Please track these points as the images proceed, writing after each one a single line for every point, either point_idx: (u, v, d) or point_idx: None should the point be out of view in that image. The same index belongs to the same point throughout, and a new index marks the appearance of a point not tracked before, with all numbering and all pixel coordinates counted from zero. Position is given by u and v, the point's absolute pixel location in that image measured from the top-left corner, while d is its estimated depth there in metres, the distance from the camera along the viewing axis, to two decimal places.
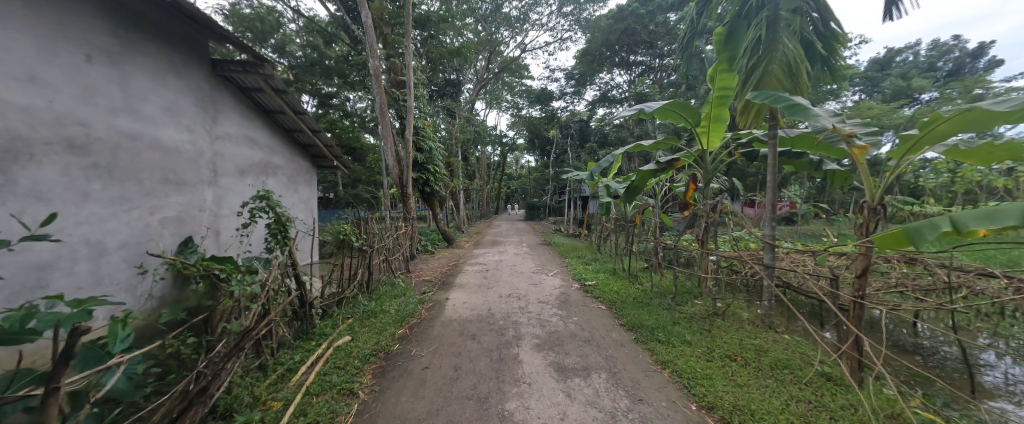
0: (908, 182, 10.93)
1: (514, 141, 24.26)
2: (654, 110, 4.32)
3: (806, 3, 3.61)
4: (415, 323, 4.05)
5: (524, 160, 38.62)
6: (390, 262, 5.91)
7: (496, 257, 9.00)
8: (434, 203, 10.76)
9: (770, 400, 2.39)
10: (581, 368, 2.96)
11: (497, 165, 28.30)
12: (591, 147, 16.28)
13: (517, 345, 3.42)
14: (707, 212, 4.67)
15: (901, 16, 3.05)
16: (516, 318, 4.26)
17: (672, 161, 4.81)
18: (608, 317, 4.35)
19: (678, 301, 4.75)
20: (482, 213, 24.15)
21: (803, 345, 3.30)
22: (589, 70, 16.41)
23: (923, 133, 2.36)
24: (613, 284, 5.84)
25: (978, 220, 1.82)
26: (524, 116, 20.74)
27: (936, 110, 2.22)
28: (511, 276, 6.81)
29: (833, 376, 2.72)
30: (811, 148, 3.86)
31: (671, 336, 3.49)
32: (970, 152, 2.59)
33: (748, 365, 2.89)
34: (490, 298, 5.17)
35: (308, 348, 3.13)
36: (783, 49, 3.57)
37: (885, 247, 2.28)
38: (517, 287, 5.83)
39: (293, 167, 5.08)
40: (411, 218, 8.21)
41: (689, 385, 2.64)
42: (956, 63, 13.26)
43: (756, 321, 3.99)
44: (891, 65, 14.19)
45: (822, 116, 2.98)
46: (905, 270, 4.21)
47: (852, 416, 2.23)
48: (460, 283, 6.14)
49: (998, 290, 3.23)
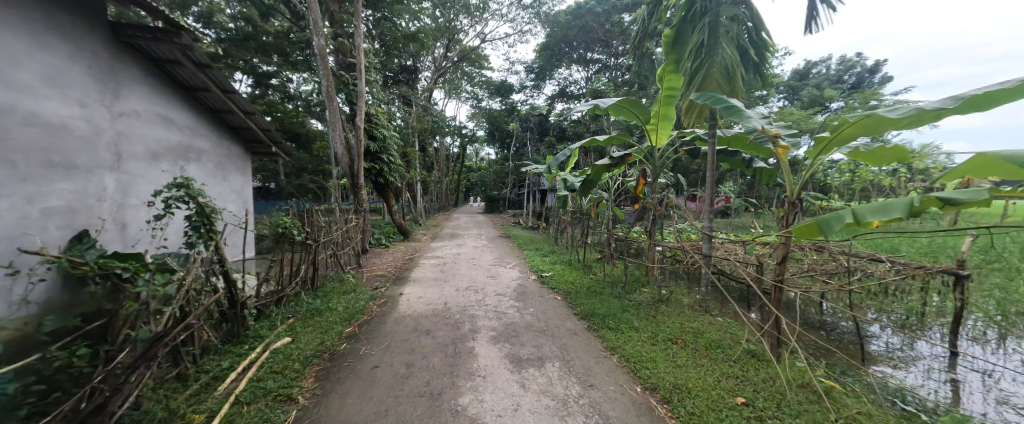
0: (818, 181, 12.55)
1: (473, 132, 23.96)
2: (607, 106, 4.53)
3: (742, 12, 3.92)
4: (365, 320, 3.84)
5: (485, 153, 38.26)
6: (339, 258, 5.57)
7: (453, 250, 8.89)
8: (389, 195, 10.26)
9: (704, 378, 2.60)
10: (535, 358, 3.02)
11: (456, 157, 27.88)
12: (550, 141, 16.52)
13: (473, 339, 3.40)
14: (654, 205, 4.97)
15: (817, 30, 3.41)
16: (472, 312, 4.22)
17: (624, 156, 5.00)
18: (563, 306, 4.50)
19: (627, 289, 5.04)
20: (441, 206, 23.60)
21: (732, 326, 3.64)
22: (549, 64, 16.70)
23: (834, 136, 2.68)
24: (568, 275, 6.03)
25: (874, 213, 2.08)
26: (484, 108, 20.59)
27: (844, 115, 2.53)
28: (469, 269, 6.76)
29: (757, 354, 3.03)
30: (744, 147, 4.24)
31: (621, 323, 3.68)
32: (867, 154, 2.98)
33: (687, 347, 3.13)
34: (447, 292, 5.08)
35: (239, 353, 2.83)
36: (722, 55, 3.87)
37: (801, 238, 2.52)
38: (474, 280, 5.80)
39: (221, 152, 4.52)
40: (362, 210, 7.78)
41: (635, 368, 2.79)
42: (858, 77, 15.32)
43: (694, 306, 4.35)
44: (809, 77, 16.11)
45: (753, 118, 3.25)
46: (816, 257, 4.81)
47: (771, 388, 2.49)
48: (415, 277, 5.95)
49: (885, 272, 3.81)
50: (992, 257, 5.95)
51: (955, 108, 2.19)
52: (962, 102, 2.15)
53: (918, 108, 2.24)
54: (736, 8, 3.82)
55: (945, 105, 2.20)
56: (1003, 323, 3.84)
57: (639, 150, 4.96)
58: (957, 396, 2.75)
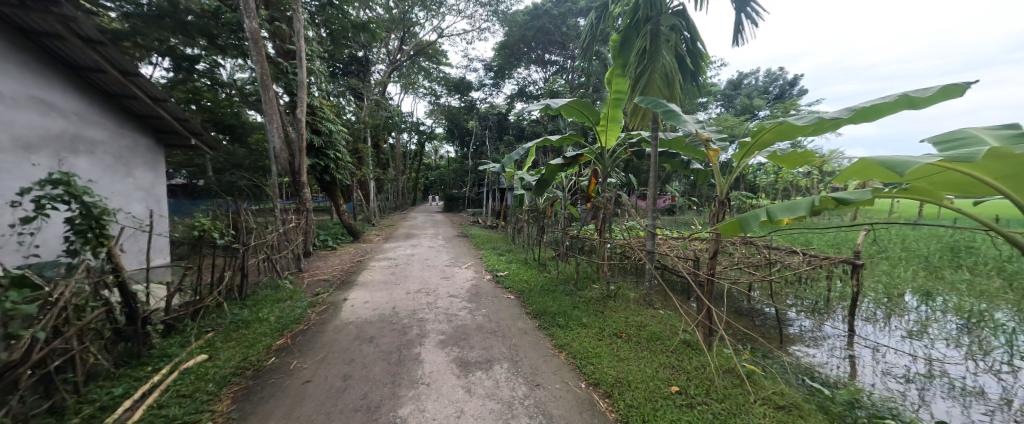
0: (749, 181, 13.88)
1: (432, 129, 23.33)
2: (558, 106, 4.63)
3: (681, 22, 4.15)
4: (300, 330, 3.53)
5: (444, 151, 37.51)
6: (275, 263, 5.09)
7: (407, 251, 8.57)
8: (336, 193, 9.63)
9: (643, 370, 2.71)
10: (484, 360, 2.96)
11: (413, 154, 27.01)
12: (508, 140, 16.55)
13: (420, 344, 3.26)
14: (604, 204, 5.14)
15: (744, 43, 3.71)
16: (422, 315, 4.05)
17: (575, 156, 5.13)
18: (515, 306, 4.50)
19: (579, 286, 5.17)
20: (397, 205, 22.68)
21: (672, 318, 3.87)
22: (507, 64, 16.72)
23: (755, 140, 2.96)
24: (523, 274, 6.06)
25: (783, 211, 2.27)
26: (442, 105, 20.12)
27: (761, 122, 2.80)
28: (422, 270, 6.54)
29: (692, 344, 3.23)
30: (683, 150, 4.53)
31: (570, 321, 3.75)
32: (784, 158, 3.30)
33: (630, 341, 3.26)
34: (396, 295, 4.85)
35: (137, 377, 2.44)
36: (663, 61, 4.07)
37: (727, 233, 2.73)
38: (426, 282, 5.60)
39: (123, 144, 3.96)
40: (304, 210, 7.20)
41: (581, 365, 2.85)
42: (781, 89, 17.23)
43: (640, 300, 4.57)
44: (741, 87, 17.80)
45: (689, 122, 3.48)
46: (745, 251, 5.27)
47: (702, 375, 2.66)
48: (363, 281, 5.61)
49: (799, 263, 4.26)
50: (880, 247, 6.97)
51: (850, 118, 2.49)
52: (852, 114, 2.47)
53: (821, 117, 2.52)
54: (675, 18, 4.03)
55: (842, 115, 2.50)
56: (888, 304, 4.48)
57: (590, 150, 5.09)
58: (853, 370, 3.14)
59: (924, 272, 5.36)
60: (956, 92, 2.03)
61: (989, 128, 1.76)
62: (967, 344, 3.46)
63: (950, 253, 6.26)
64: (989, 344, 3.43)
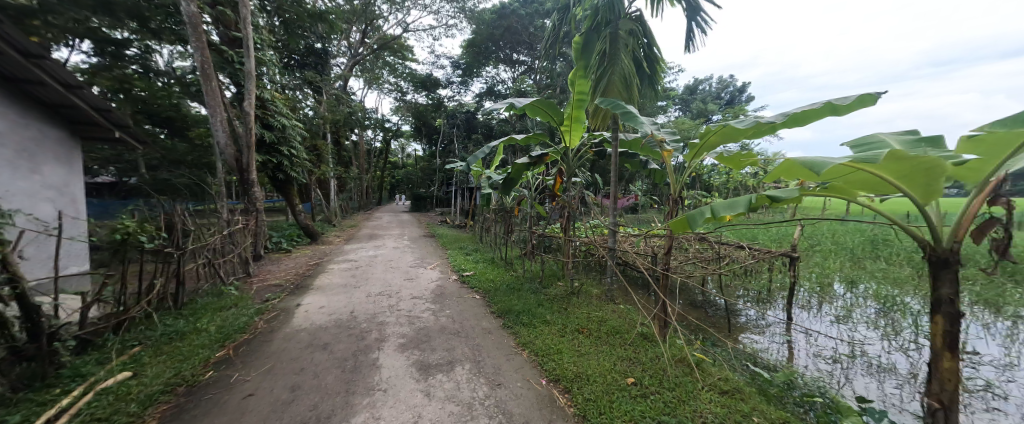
0: (704, 181, 14.78)
1: (398, 127, 22.65)
2: (522, 106, 4.64)
3: (639, 27, 4.30)
4: (244, 340, 3.27)
5: (411, 149, 36.55)
6: (217, 267, 4.68)
7: (370, 252, 8.25)
8: (292, 192, 9.05)
9: (602, 363, 2.79)
10: (445, 363, 2.90)
11: (378, 151, 26.06)
12: (477, 138, 16.44)
13: (378, 348, 3.13)
14: (569, 203, 5.23)
15: (695, 49, 3.92)
16: (382, 319, 3.90)
17: (541, 155, 5.20)
18: (480, 306, 4.46)
19: (544, 284, 5.24)
20: (361, 205, 21.77)
21: (631, 312, 4.02)
22: (476, 62, 16.60)
23: (703, 142, 3.15)
24: (489, 273, 6.03)
25: (725, 209, 2.41)
26: (408, 102, 19.58)
27: (708, 124, 2.99)
28: (385, 271, 6.31)
29: (649, 336, 3.36)
30: (641, 150, 4.72)
31: (535, 318, 3.78)
32: (730, 159, 3.52)
33: (591, 335, 3.34)
34: (355, 299, 4.64)
35: (40, 401, 2.14)
36: (621, 64, 4.22)
37: (677, 231, 2.87)
38: (389, 284, 5.41)
39: (29, 136, 3.47)
40: (254, 211, 6.69)
41: (543, 362, 2.87)
42: (731, 95, 18.54)
43: (602, 296, 4.71)
44: (697, 92, 18.93)
45: (645, 124, 3.61)
46: (699, 246, 5.60)
47: (656, 365, 2.78)
48: (320, 285, 5.31)
49: (745, 257, 4.59)
50: (814, 241, 7.70)
51: (784, 123, 2.71)
52: (785, 118, 2.69)
53: (758, 121, 2.71)
54: (633, 23, 4.18)
55: (777, 120, 2.71)
56: (819, 292, 4.95)
57: (554, 150, 5.14)
58: (790, 354, 3.43)
59: (849, 263, 5.99)
60: (869, 101, 2.27)
61: (894, 133, 1.96)
62: (883, 326, 3.90)
63: (871, 245, 7.04)
64: (900, 325, 3.88)
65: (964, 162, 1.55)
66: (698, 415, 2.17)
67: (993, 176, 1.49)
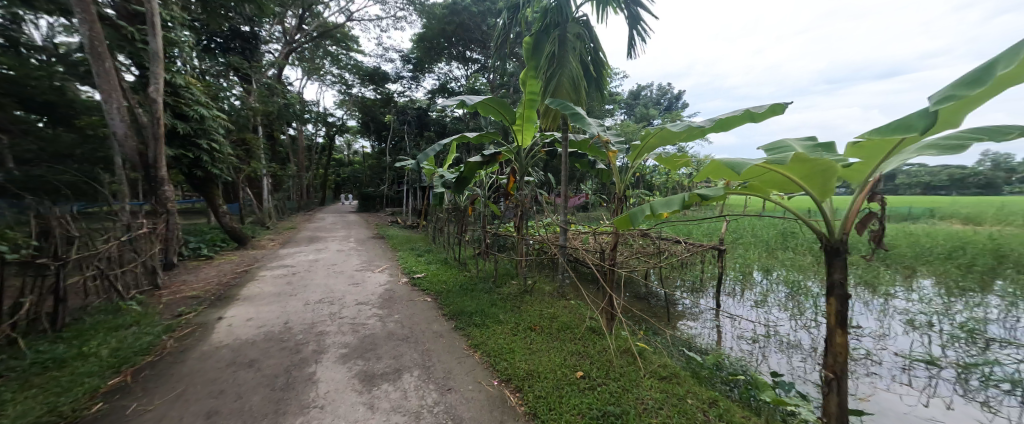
0: (647, 181, 15.84)
1: (343, 122, 21.19)
2: (474, 103, 4.55)
3: (585, 32, 4.46)
4: (149, 364, 2.81)
5: (359, 146, 34.46)
6: (113, 280, 3.97)
7: (309, 256, 7.59)
8: (214, 191, 8.01)
9: (553, 359, 2.84)
10: (391, 371, 2.74)
11: (321, 148, 24.18)
12: (429, 136, 15.95)
13: (316, 361, 2.87)
14: (522, 202, 5.25)
15: (635, 55, 4.14)
16: (321, 328, 3.59)
17: (493, 154, 5.17)
18: (431, 308, 4.31)
19: (498, 283, 5.22)
20: (301, 206, 20.00)
21: (581, 307, 4.16)
22: (427, 57, 16.07)
23: (643, 144, 3.34)
24: (442, 274, 5.86)
25: (662, 206, 2.55)
26: (354, 95, 18.41)
27: (647, 127, 3.17)
28: (327, 277, 5.84)
29: (597, 330, 3.50)
30: (589, 151, 4.90)
31: (487, 319, 3.73)
32: (667, 160, 3.77)
33: (543, 332, 3.39)
34: (290, 308, 4.21)
35: None
36: (570, 67, 4.33)
37: (621, 227, 2.99)
38: (330, 290, 5.01)
39: None
40: (166, 213, 5.81)
41: (495, 362, 2.85)
42: (669, 101, 20.11)
43: (554, 292, 4.81)
44: (640, 97, 20.23)
45: (592, 125, 3.75)
46: (642, 242, 5.96)
47: (604, 357, 2.90)
48: (248, 294, 4.76)
49: (682, 250, 4.98)
50: (738, 235, 8.63)
51: (712, 127, 2.97)
52: (711, 123, 2.95)
53: (690, 125, 2.95)
54: (580, 28, 4.32)
55: (705, 124, 2.96)
56: (742, 280, 5.54)
57: (507, 149, 5.12)
58: (719, 338, 3.78)
59: (766, 254, 6.78)
60: (778, 111, 2.57)
61: (798, 140, 2.23)
62: (791, 308, 4.47)
63: (782, 238, 8.07)
64: (804, 306, 4.48)
65: (851, 165, 1.81)
66: (641, 402, 2.29)
67: (871, 176, 1.76)
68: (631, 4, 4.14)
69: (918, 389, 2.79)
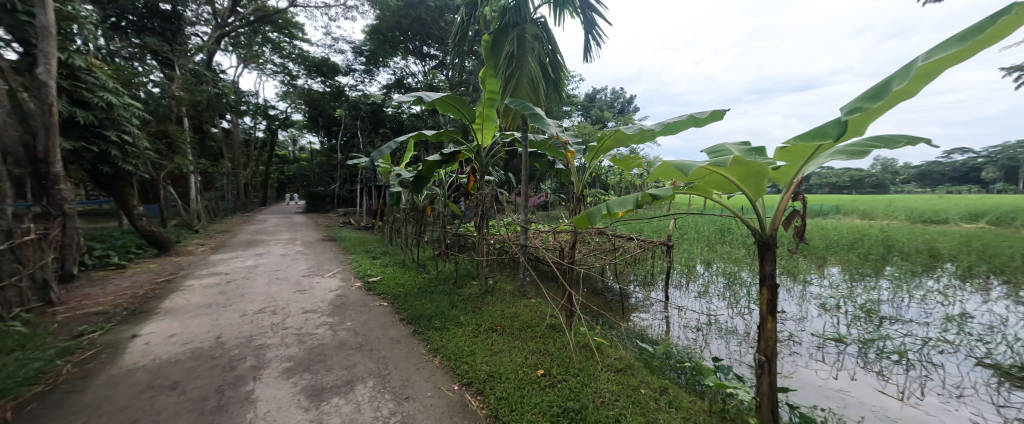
0: (603, 181, 16.51)
1: (287, 115, 19.55)
2: (432, 100, 4.42)
3: (543, 34, 4.53)
4: (37, 395, 2.36)
5: (306, 141, 32.03)
6: None
7: (248, 262, 6.88)
8: (128, 190, 6.97)
9: (515, 359, 2.84)
10: (343, 383, 2.56)
11: (261, 143, 22.10)
12: (384, 132, 15.24)
13: (255, 378, 2.60)
14: (483, 202, 5.18)
15: (592, 58, 4.25)
16: (261, 341, 3.26)
17: (453, 152, 5.05)
18: (387, 313, 4.11)
19: (458, 284, 5.11)
20: (237, 206, 18.10)
21: (541, 305, 4.21)
22: (381, 50, 15.35)
23: (599, 145, 3.46)
24: (399, 277, 5.62)
25: (617, 205, 2.65)
26: (299, 87, 17.07)
27: (603, 129, 3.28)
28: (269, 284, 5.33)
29: (556, 327, 3.56)
30: (548, 151, 4.97)
31: (447, 321, 3.64)
32: (622, 161, 3.94)
33: (504, 332, 3.38)
34: (224, 321, 3.77)
35: None
36: (529, 68, 4.37)
37: (579, 227, 3.07)
38: (272, 299, 4.57)
39: None
40: (63, 216, 4.94)
41: (455, 366, 2.78)
42: (622, 105, 21.17)
43: (515, 292, 4.82)
44: (595, 100, 21.05)
45: (551, 126, 3.79)
46: (599, 239, 6.18)
47: (563, 353, 2.95)
48: (171, 307, 4.19)
49: (635, 246, 5.23)
50: (684, 231, 9.30)
51: (661, 131, 3.14)
52: (661, 127, 3.13)
53: (642, 128, 3.09)
54: (539, 30, 4.38)
55: (656, 128, 3.13)
56: (688, 273, 5.96)
57: (467, 148, 5.03)
58: (668, 328, 4.03)
59: (708, 248, 7.38)
60: (719, 117, 2.79)
61: (735, 144, 2.44)
62: (729, 297, 4.90)
63: (721, 233, 8.83)
64: (740, 295, 4.93)
65: (779, 167, 2.00)
66: (598, 396, 2.36)
67: (794, 178, 1.98)
68: (586, 9, 4.26)
69: (830, 364, 3.19)
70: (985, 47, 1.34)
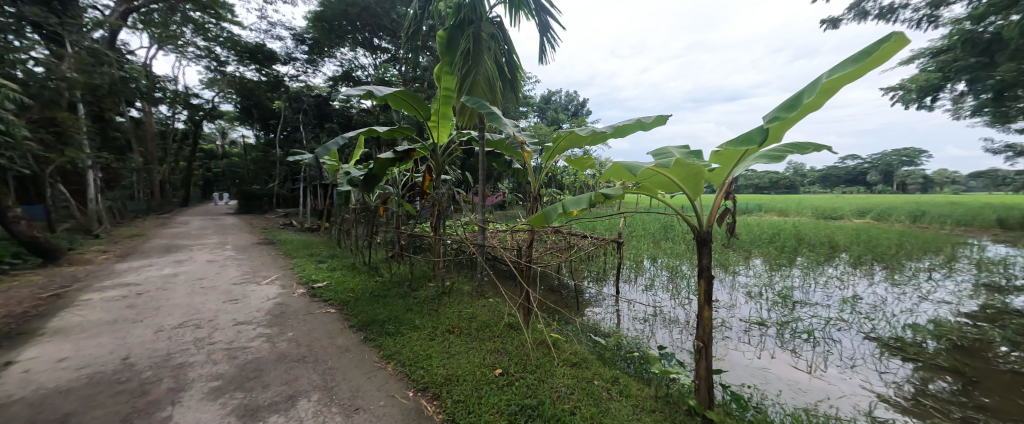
0: (558, 181, 16.98)
1: (214, 105, 17.46)
2: (384, 95, 4.20)
3: (499, 34, 4.54)
4: None
5: (238, 135, 28.86)
6: None
7: (165, 270, 6.01)
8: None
9: (472, 360, 2.81)
10: (283, 399, 2.34)
11: (182, 135, 19.49)
12: (331, 127, 14.25)
13: (174, 401, 2.28)
14: (439, 201, 5.04)
15: (546, 60, 4.34)
16: (183, 359, 2.87)
17: (407, 150, 4.85)
18: (335, 321, 3.84)
19: (413, 287, 4.93)
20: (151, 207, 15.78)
21: (499, 305, 4.22)
22: (326, 40, 14.31)
23: (555, 145, 3.54)
24: (349, 281, 5.28)
25: (572, 204, 2.72)
26: (229, 75, 15.34)
27: (558, 130, 3.36)
28: (192, 294, 4.71)
29: (514, 325, 3.58)
30: (505, 151, 4.99)
31: (401, 326, 3.50)
32: (576, 162, 4.08)
33: (461, 334, 3.33)
34: (133, 339, 3.26)
35: None
36: (485, 66, 4.35)
37: (536, 225, 3.11)
38: (196, 311, 4.04)
39: None
40: None
41: (410, 372, 2.67)
42: (575, 107, 21.93)
43: (473, 292, 4.76)
44: (550, 102, 21.58)
45: (508, 125, 3.80)
46: (555, 237, 6.34)
47: (521, 351, 2.98)
48: (61, 326, 3.52)
49: (589, 244, 5.43)
50: (632, 229, 9.89)
51: (613, 133, 3.30)
52: (612, 129, 3.28)
53: (595, 130, 3.22)
54: (494, 29, 4.38)
55: (607, 131, 3.28)
56: (636, 268, 6.34)
57: (422, 146, 4.86)
58: (620, 321, 4.24)
59: (653, 244, 7.91)
60: (663, 121, 2.99)
61: (676, 147, 2.63)
62: (672, 289, 5.30)
63: (664, 230, 9.51)
64: (682, 287, 5.35)
65: (713, 169, 2.20)
66: (555, 391, 2.42)
67: (726, 180, 2.19)
68: (541, 13, 4.34)
69: (755, 345, 3.59)
70: (874, 66, 1.57)
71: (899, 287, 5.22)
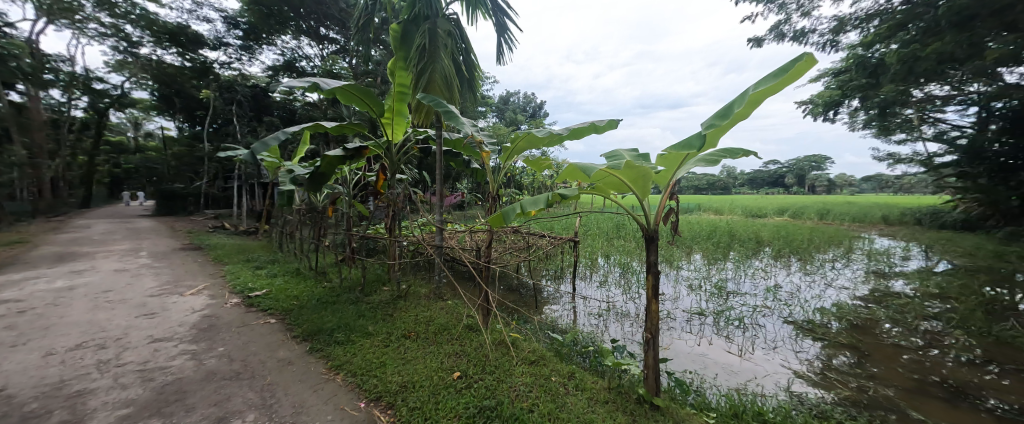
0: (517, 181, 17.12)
1: (123, 91, 15.15)
2: (333, 89, 3.95)
3: (456, 32, 4.47)
4: None
5: (155, 127, 25.32)
6: None
7: (57, 282, 5.08)
8: None
9: (429, 364, 2.73)
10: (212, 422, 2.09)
11: (81, 124, 16.65)
12: (271, 121, 13.05)
13: None
14: (394, 201, 4.82)
15: (504, 59, 4.34)
16: (81, 387, 2.44)
17: (359, 148, 4.60)
18: (276, 331, 3.52)
19: (366, 291, 4.67)
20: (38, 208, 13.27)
21: (457, 306, 4.14)
22: (264, 26, 13.07)
23: (513, 145, 3.56)
24: (292, 288, 4.86)
25: (530, 204, 2.74)
26: (144, 57, 13.40)
27: (517, 131, 3.39)
28: (95, 309, 4.03)
29: (473, 326, 3.53)
30: (463, 150, 4.94)
31: (352, 333, 3.30)
32: (534, 162, 4.14)
33: (417, 338, 3.22)
34: (10, 367, 2.70)
35: None
36: (442, 63, 4.25)
37: (495, 225, 3.10)
38: (100, 329, 3.46)
39: None
40: None
41: (362, 382, 2.53)
42: (533, 109, 22.29)
43: (430, 295, 4.63)
44: (508, 103, 21.71)
45: (466, 125, 3.73)
46: (514, 237, 6.37)
47: (479, 353, 2.94)
48: None
49: (547, 243, 5.54)
50: (587, 228, 10.27)
51: (568, 135, 3.39)
52: (567, 131, 3.37)
53: (552, 132, 3.29)
54: (451, 26, 4.30)
55: (563, 132, 3.38)
56: (591, 266, 6.58)
57: (375, 144, 4.63)
58: (576, 317, 4.38)
59: (607, 243, 8.27)
60: (614, 125, 3.14)
61: (627, 150, 2.77)
62: (624, 285, 5.59)
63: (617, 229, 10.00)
64: (633, 282, 5.66)
65: (659, 171, 2.35)
66: (513, 390, 2.43)
67: (671, 181, 2.35)
68: (499, 14, 4.34)
69: (696, 334, 3.90)
70: (791, 81, 1.76)
71: (810, 276, 5.99)
